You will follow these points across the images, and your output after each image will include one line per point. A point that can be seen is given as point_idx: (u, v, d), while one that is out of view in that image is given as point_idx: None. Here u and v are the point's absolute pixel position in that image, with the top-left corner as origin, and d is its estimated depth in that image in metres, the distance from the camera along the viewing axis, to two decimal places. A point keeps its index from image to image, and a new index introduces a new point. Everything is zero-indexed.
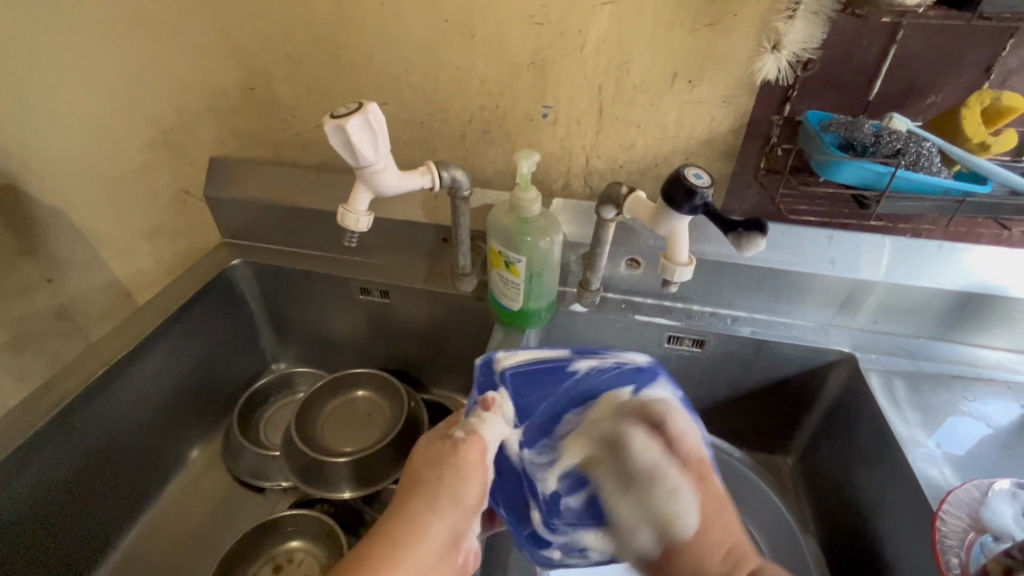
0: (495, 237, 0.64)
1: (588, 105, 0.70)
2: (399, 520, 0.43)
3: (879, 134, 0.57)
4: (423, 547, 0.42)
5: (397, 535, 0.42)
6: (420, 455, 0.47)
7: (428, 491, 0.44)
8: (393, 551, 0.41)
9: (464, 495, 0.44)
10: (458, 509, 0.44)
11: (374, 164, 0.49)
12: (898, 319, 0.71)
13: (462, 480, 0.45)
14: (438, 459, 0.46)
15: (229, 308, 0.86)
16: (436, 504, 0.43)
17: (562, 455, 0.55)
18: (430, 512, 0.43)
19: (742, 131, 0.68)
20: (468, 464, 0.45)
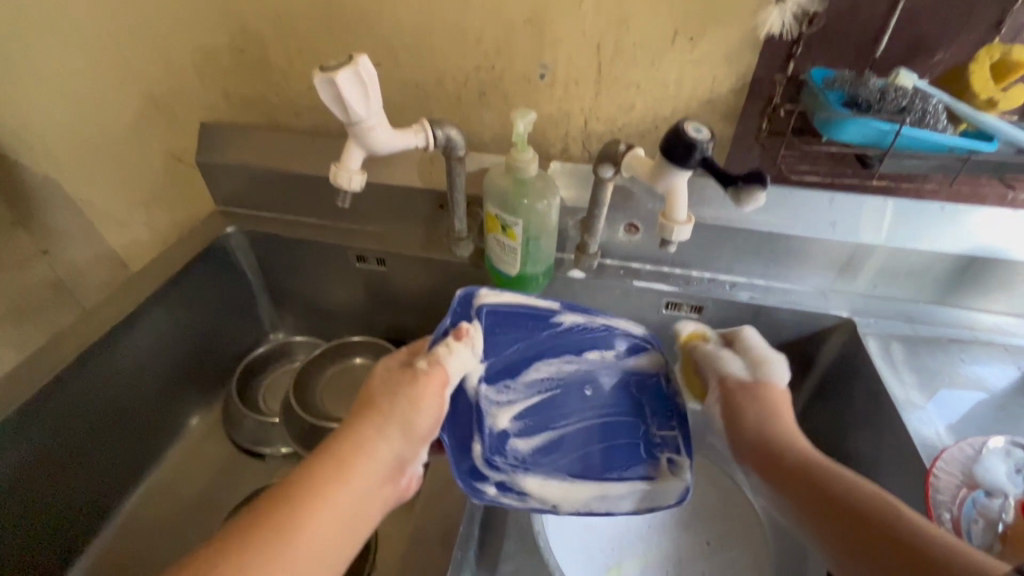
0: (491, 200, 0.63)
1: (587, 65, 0.68)
2: (350, 442, 0.45)
3: (884, 90, 0.55)
4: (375, 466, 0.45)
5: (346, 455, 0.44)
6: (375, 385, 0.50)
7: (382, 416, 0.47)
8: (348, 467, 0.44)
9: (417, 424, 0.48)
10: (408, 435, 0.47)
11: (366, 119, 0.48)
12: (897, 283, 0.70)
13: (415, 409, 0.48)
14: (395, 387, 0.49)
15: (225, 276, 0.85)
16: (386, 427, 0.47)
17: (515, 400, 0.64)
18: (381, 435, 0.46)
19: (745, 91, 0.66)
20: (422, 394, 0.49)
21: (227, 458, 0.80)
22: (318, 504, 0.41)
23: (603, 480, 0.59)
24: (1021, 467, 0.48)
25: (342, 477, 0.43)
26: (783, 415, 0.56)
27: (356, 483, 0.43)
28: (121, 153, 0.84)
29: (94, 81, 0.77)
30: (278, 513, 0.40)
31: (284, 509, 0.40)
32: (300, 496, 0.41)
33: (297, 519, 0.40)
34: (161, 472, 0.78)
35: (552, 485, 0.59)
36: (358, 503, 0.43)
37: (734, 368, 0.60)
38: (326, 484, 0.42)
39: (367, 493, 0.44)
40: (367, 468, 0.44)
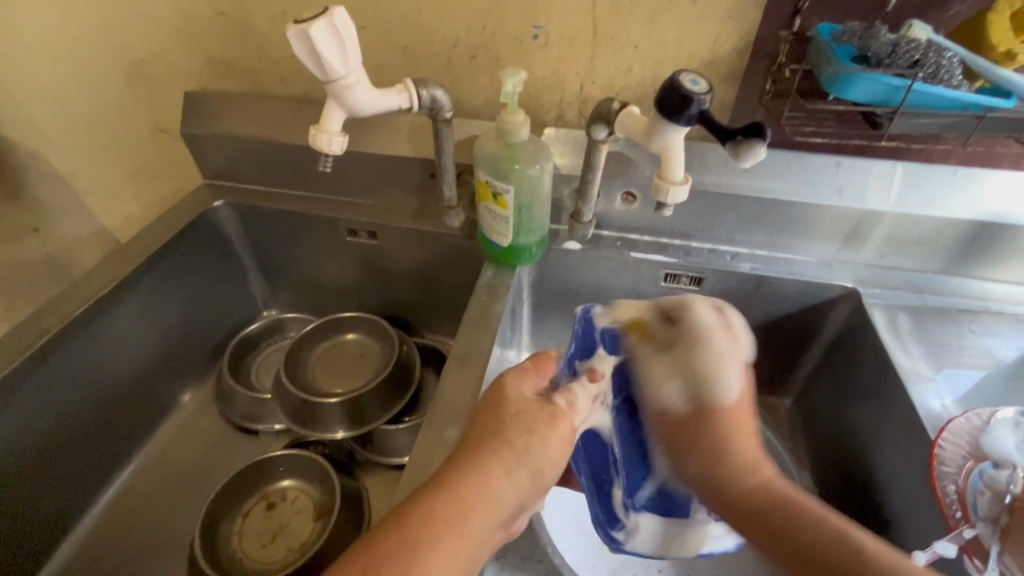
0: (482, 166, 0.61)
1: (582, 24, 0.65)
2: (473, 480, 0.39)
3: (896, 43, 0.52)
4: (492, 511, 0.39)
5: (468, 495, 0.38)
6: (508, 420, 0.43)
7: (509, 458, 0.41)
8: (469, 508, 0.38)
9: (543, 466, 0.42)
10: (534, 482, 0.41)
11: (344, 77, 0.45)
12: (905, 253, 0.68)
13: (545, 450, 0.42)
14: (528, 424, 0.43)
15: (215, 251, 0.84)
16: (512, 470, 0.40)
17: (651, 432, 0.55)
18: (506, 477, 0.40)
19: (748, 50, 0.63)
20: (555, 435, 0.43)
21: (220, 435, 0.80)
22: (437, 545, 0.35)
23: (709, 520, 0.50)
24: None
25: (465, 518, 0.37)
26: (739, 441, 0.47)
27: (476, 527, 0.37)
28: (105, 126, 0.81)
29: (72, 48, 0.74)
30: (397, 550, 0.34)
31: (403, 547, 0.35)
32: (418, 537, 0.35)
33: (416, 558, 0.34)
34: (154, 448, 0.78)
35: (676, 530, 0.50)
36: (475, 550, 0.37)
37: (668, 393, 0.51)
38: (445, 525, 0.36)
39: (486, 537, 0.38)
40: (488, 508, 0.39)
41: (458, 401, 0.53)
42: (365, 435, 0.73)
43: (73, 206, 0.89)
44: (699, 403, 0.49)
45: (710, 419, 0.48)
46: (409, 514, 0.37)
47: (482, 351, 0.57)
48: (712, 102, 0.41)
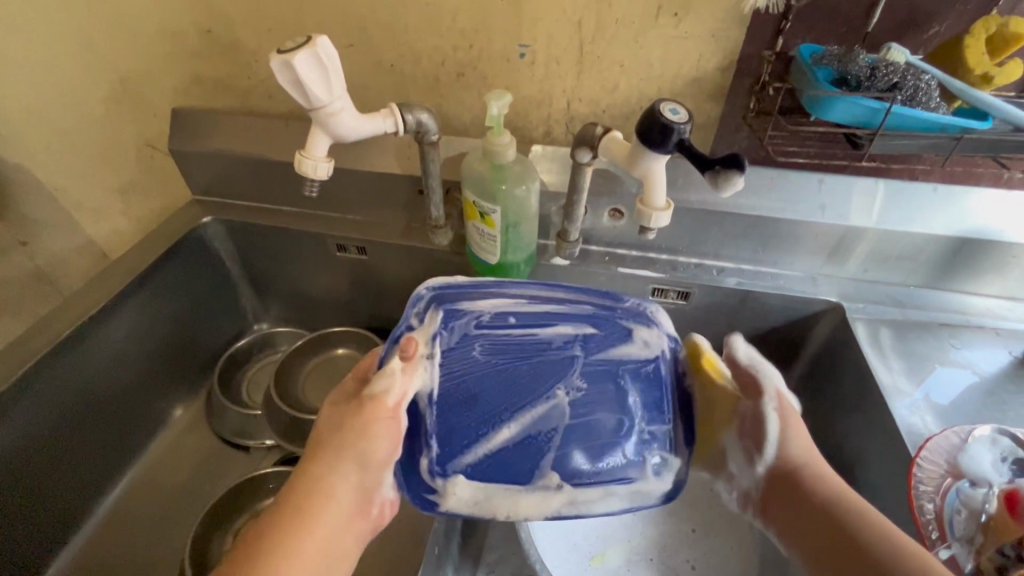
0: (469, 186, 0.61)
1: (568, 43, 0.65)
2: (308, 487, 0.43)
3: (875, 66, 0.53)
4: (336, 504, 0.43)
5: (306, 503, 0.42)
6: (326, 423, 0.46)
7: (338, 456, 0.44)
8: (311, 511, 0.42)
9: (373, 450, 0.44)
10: (365, 469, 0.44)
11: (329, 104, 0.46)
12: (888, 268, 0.69)
13: (367, 440, 0.44)
14: (342, 422, 0.45)
15: (204, 267, 0.84)
16: (342, 463, 0.44)
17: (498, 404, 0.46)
18: (339, 472, 0.44)
19: (732, 69, 0.64)
20: (370, 423, 0.44)
21: (210, 451, 0.80)
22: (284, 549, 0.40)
23: (544, 485, 0.46)
24: (1006, 456, 0.47)
25: (303, 522, 0.42)
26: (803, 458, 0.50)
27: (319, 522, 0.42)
28: (93, 142, 0.81)
29: (58, 66, 0.74)
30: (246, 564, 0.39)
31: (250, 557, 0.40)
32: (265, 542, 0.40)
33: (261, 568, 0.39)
34: (144, 466, 0.78)
35: (494, 494, 0.46)
36: (326, 541, 0.42)
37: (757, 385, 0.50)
38: (288, 529, 0.41)
39: (335, 529, 0.43)
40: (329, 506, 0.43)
41: None
42: None
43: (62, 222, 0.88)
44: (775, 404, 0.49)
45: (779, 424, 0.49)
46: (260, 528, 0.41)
47: None
48: (691, 133, 0.42)
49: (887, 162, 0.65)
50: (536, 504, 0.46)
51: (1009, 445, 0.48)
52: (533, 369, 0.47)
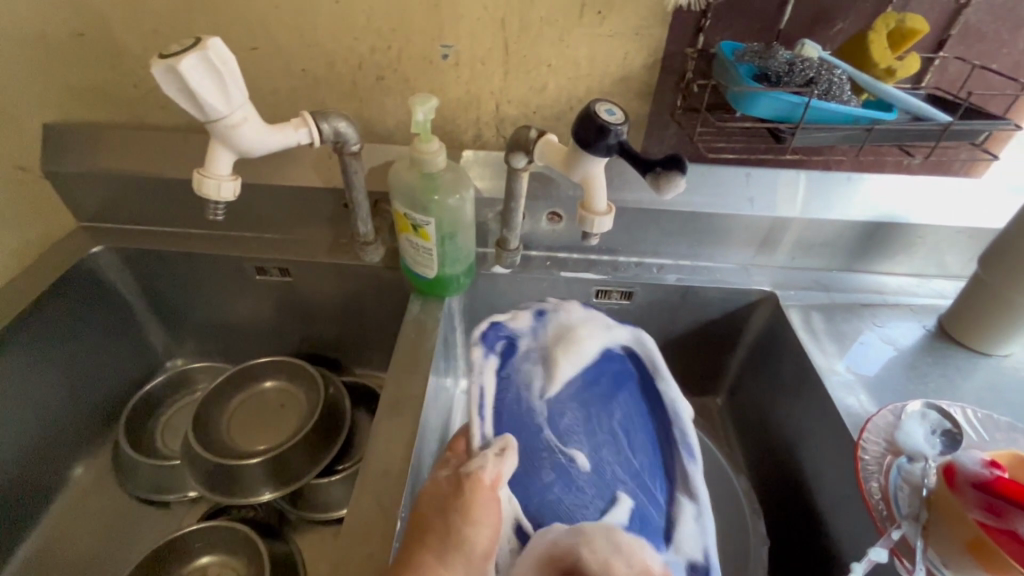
0: (398, 197, 0.57)
1: (492, 43, 0.63)
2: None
3: (792, 62, 0.55)
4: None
5: None
6: (425, 502, 0.44)
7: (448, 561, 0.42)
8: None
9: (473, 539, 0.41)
10: (469, 557, 0.40)
11: (229, 116, 0.40)
12: (812, 254, 0.72)
13: (469, 524, 0.41)
14: (444, 503, 0.43)
15: (99, 302, 0.73)
16: (449, 558, 0.40)
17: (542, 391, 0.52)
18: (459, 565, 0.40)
19: (657, 66, 0.64)
20: (473, 503, 0.42)
21: (122, 512, 0.70)
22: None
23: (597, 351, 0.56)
24: (936, 428, 0.49)
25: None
26: None
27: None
28: None
29: None
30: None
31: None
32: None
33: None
34: (40, 539, 0.67)
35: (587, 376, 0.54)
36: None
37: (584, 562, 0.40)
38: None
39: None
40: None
41: (390, 455, 0.48)
42: (295, 493, 0.67)
43: None
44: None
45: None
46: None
47: (412, 398, 0.53)
48: (629, 134, 0.40)
49: (805, 154, 0.68)
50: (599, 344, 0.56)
51: (937, 417, 0.50)
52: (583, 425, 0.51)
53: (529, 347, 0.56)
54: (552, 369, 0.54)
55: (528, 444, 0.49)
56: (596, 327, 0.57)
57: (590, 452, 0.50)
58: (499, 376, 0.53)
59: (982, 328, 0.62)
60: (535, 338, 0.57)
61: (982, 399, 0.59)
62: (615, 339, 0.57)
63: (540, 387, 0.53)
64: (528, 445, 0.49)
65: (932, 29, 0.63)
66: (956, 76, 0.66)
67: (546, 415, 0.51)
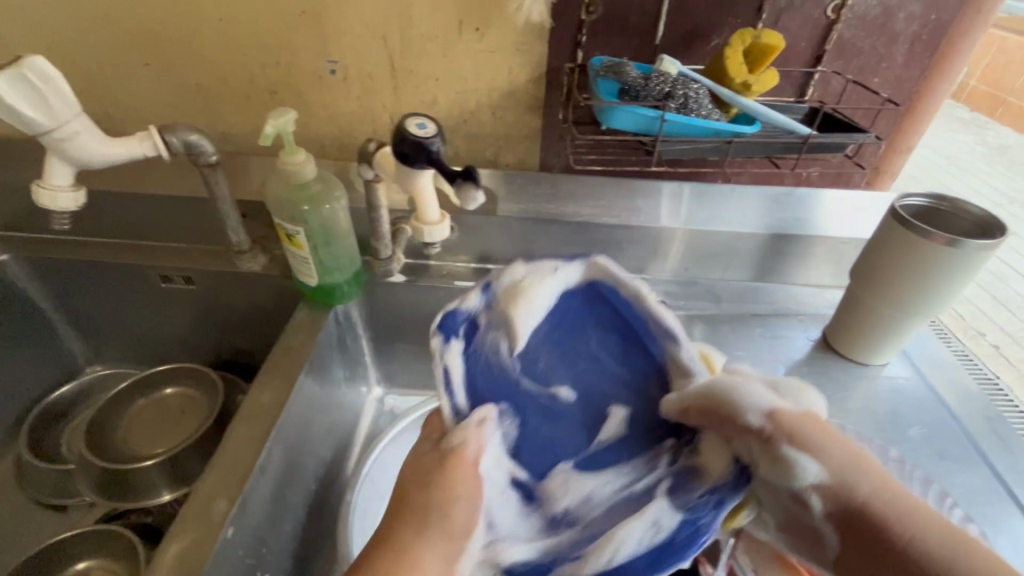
0: (269, 206, 0.58)
1: (378, 59, 0.64)
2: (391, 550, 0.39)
3: (649, 76, 0.55)
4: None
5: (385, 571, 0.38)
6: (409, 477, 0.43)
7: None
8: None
9: (451, 518, 0.40)
10: (446, 534, 0.39)
11: (58, 128, 0.42)
12: (706, 265, 0.72)
13: (449, 500, 0.40)
14: (426, 476, 0.42)
15: (9, 309, 0.75)
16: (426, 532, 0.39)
17: (492, 340, 0.45)
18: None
19: (543, 80, 0.66)
20: (455, 479, 0.41)
21: (17, 516, 0.71)
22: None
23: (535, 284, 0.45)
24: None
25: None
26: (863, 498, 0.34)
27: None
28: None
29: None
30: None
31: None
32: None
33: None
34: None
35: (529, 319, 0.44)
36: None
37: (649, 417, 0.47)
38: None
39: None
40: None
41: (237, 459, 0.49)
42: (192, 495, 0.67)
43: None
44: (776, 406, 0.37)
45: (802, 437, 0.35)
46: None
47: (271, 402, 0.54)
48: (445, 145, 0.42)
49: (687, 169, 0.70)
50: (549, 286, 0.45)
51: None
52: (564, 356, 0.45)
53: (474, 317, 0.45)
54: (511, 327, 0.44)
55: (495, 385, 0.44)
56: (543, 273, 0.45)
57: (573, 384, 0.44)
58: (464, 356, 0.45)
59: (860, 339, 0.62)
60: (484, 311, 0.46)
61: (848, 411, 0.60)
62: (572, 276, 0.46)
63: (506, 347, 0.45)
64: (516, 408, 0.43)
65: (808, 45, 0.64)
66: (838, 90, 0.68)
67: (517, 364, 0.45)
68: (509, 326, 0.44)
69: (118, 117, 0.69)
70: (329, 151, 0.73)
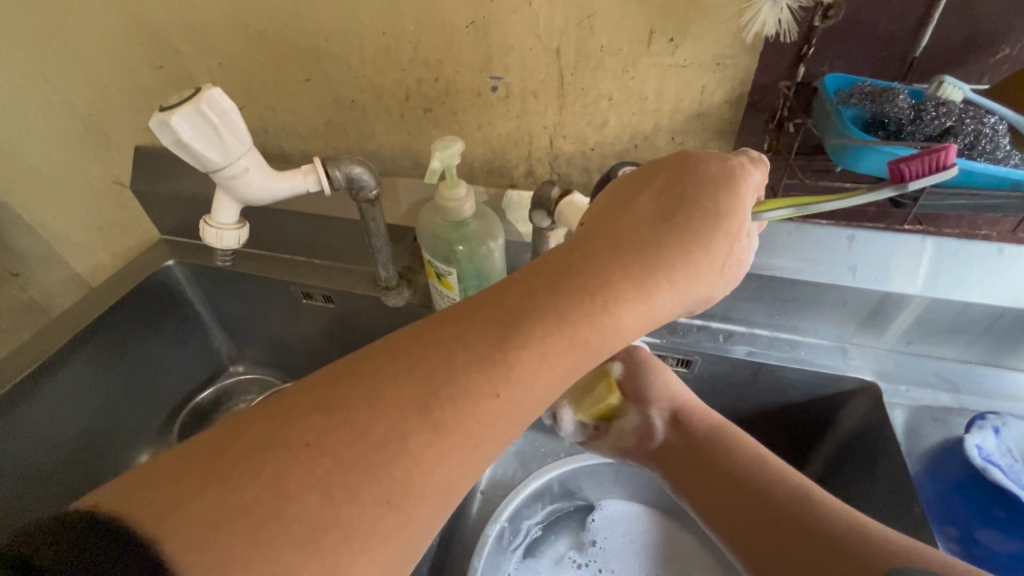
0: (422, 241, 0.54)
1: (546, 74, 0.56)
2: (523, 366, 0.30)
3: (920, 107, 0.43)
4: (568, 318, 0.32)
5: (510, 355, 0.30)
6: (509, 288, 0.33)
7: (656, 242, 0.36)
8: (488, 399, 0.29)
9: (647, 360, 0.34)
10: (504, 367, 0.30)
11: (228, 168, 0.41)
12: (937, 340, 0.56)
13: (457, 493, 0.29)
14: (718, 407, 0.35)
15: (170, 309, 0.78)
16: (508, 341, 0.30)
17: (843, 279, 0.54)
18: (620, 326, 0.33)
19: (742, 102, 0.53)
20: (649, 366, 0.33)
21: None
22: (400, 479, 0.26)
23: (915, 258, 0.53)
24: None
25: (519, 329, 0.31)
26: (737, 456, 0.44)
27: (480, 394, 0.29)
28: (69, 179, 0.80)
29: (26, 105, 0.72)
30: (336, 433, 0.26)
31: (361, 477, 0.26)
32: (362, 453, 0.26)
33: (261, 517, 0.23)
34: None
35: (863, 266, 0.54)
36: (448, 485, 0.28)
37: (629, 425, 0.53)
38: (420, 408, 0.28)
39: (442, 503, 0.28)
40: (418, 515, 0.27)
41: None
42: None
43: (50, 253, 0.90)
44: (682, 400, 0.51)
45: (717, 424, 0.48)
46: (369, 370, 0.29)
47: None
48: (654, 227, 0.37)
49: (926, 223, 0.52)
50: (911, 261, 0.53)
51: None
52: (878, 306, 0.55)
53: (790, 256, 0.55)
54: (844, 275, 0.54)
55: (797, 294, 0.57)
56: (915, 251, 0.53)
57: (894, 328, 0.57)
58: (781, 272, 0.56)
59: None
60: (808, 259, 0.55)
61: None
62: (926, 263, 0.52)
63: (817, 278, 0.55)
64: (812, 300, 0.57)
65: None
66: None
67: (856, 323, 0.57)
68: (843, 273, 0.54)
69: (267, 127, 0.69)
70: (478, 173, 0.67)
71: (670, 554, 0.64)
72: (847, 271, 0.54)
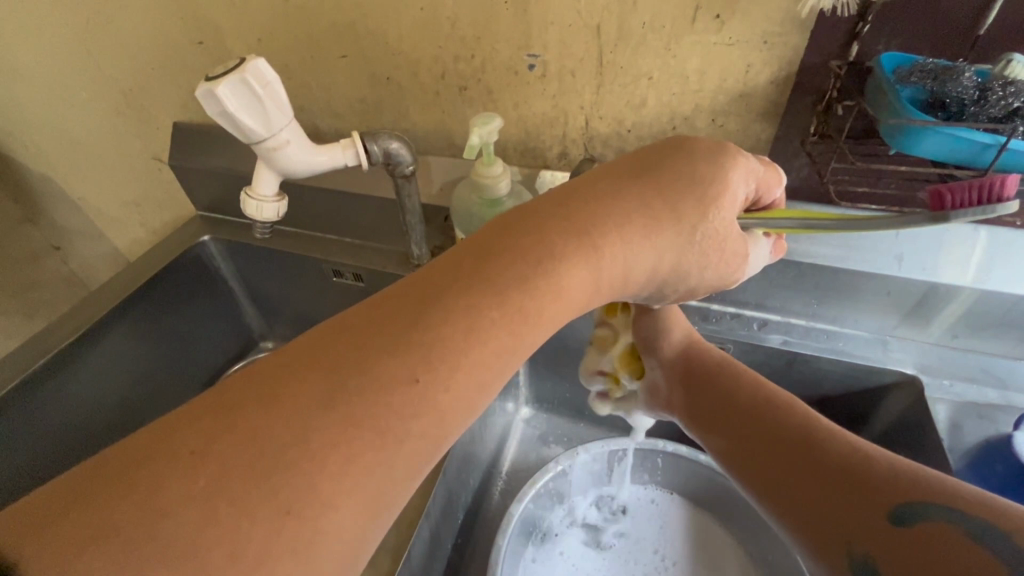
0: (456, 218, 0.53)
1: (584, 53, 0.55)
2: (442, 331, 0.29)
3: (984, 87, 0.41)
4: (491, 293, 0.31)
5: (434, 334, 0.29)
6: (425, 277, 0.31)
7: (589, 217, 0.35)
8: (403, 388, 0.27)
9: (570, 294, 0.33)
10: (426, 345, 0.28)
11: (270, 139, 0.41)
12: (986, 336, 0.54)
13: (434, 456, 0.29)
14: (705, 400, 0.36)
15: (204, 284, 0.80)
16: (425, 316, 0.29)
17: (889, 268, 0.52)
18: (553, 299, 0.32)
19: (789, 82, 0.51)
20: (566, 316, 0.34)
21: None
22: (304, 482, 0.24)
23: (965, 249, 0.51)
24: None
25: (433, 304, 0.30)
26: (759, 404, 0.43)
27: (395, 380, 0.27)
28: (109, 154, 0.81)
29: (70, 80, 0.73)
30: (223, 438, 0.24)
31: (263, 480, 0.24)
32: (256, 458, 0.24)
33: (138, 530, 0.22)
34: None
35: (909, 254, 0.52)
36: (368, 491, 0.26)
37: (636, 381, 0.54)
38: (321, 406, 0.26)
39: (364, 506, 0.26)
40: (329, 517, 0.25)
41: None
42: None
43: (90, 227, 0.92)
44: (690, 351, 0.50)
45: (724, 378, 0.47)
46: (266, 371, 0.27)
47: None
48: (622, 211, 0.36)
49: None
50: (961, 251, 0.51)
51: None
52: (921, 298, 0.53)
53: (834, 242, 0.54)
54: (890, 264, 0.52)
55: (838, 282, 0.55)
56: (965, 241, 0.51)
57: (938, 321, 0.55)
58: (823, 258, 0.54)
59: None
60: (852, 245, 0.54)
61: None
62: (977, 254, 0.51)
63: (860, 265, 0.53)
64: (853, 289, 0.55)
65: None
66: None
67: (897, 315, 0.55)
68: (888, 261, 0.52)
69: (302, 104, 0.69)
70: (511, 154, 0.66)
71: (695, 541, 0.63)
72: (893, 260, 0.52)
